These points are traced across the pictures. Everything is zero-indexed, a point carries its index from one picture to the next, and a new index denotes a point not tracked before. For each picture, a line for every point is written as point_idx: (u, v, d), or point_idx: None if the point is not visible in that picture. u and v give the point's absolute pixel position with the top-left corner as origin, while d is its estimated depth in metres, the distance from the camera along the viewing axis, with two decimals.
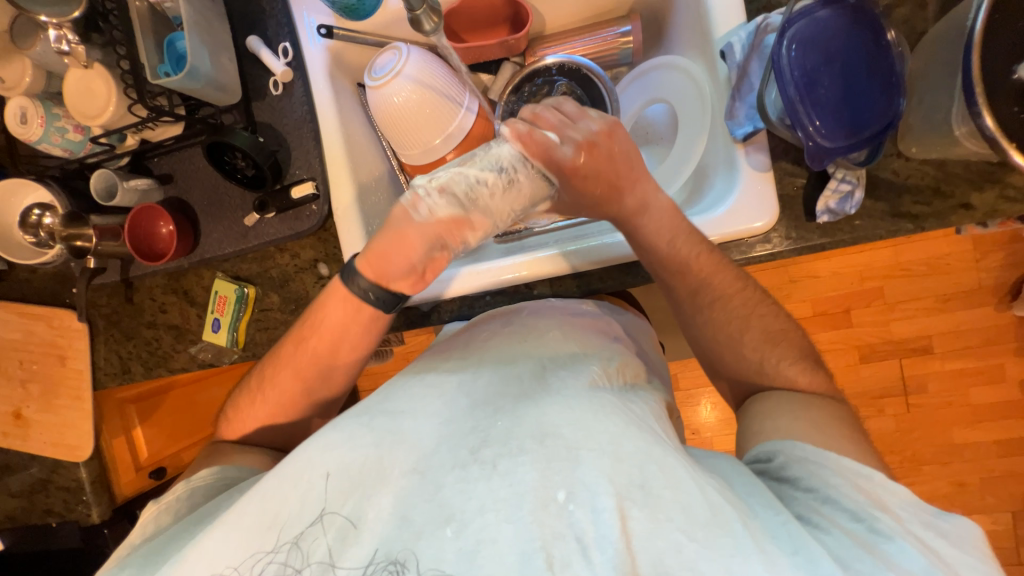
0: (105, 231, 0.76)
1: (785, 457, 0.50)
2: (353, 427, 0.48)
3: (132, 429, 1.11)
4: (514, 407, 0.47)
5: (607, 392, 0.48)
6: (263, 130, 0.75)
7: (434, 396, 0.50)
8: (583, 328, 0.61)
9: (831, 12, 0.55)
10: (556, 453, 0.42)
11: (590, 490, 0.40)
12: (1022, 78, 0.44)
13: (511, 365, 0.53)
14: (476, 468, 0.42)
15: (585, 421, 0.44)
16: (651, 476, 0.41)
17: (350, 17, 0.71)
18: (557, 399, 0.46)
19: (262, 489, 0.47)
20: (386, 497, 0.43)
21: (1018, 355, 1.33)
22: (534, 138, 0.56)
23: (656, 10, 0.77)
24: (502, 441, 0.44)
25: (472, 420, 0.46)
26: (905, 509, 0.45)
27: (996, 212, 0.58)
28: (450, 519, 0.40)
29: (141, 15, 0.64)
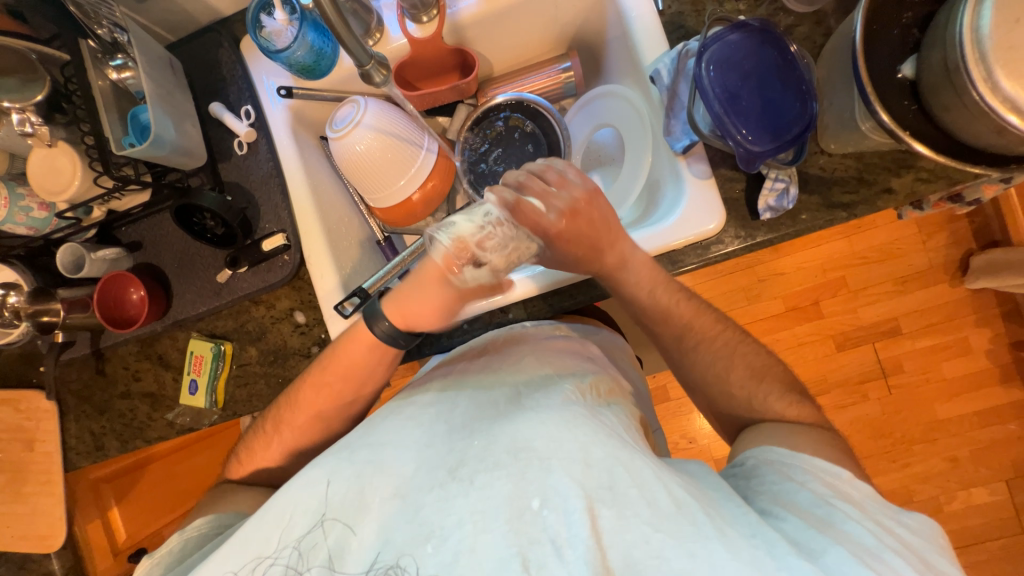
0: (73, 303, 0.76)
1: (758, 459, 0.53)
2: (334, 463, 0.49)
3: (108, 510, 1.05)
4: (488, 427, 0.48)
5: (577, 406, 0.49)
6: (231, 189, 0.77)
7: (409, 425, 0.51)
8: (557, 351, 0.63)
9: (740, 35, 0.62)
10: (529, 466, 0.43)
11: (562, 494, 0.41)
12: (905, 77, 0.50)
13: (487, 390, 0.55)
14: (453, 486, 0.43)
15: (557, 434, 0.45)
16: (619, 477, 0.42)
17: (307, 77, 0.75)
18: (530, 415, 0.47)
19: (247, 530, 0.48)
20: (369, 526, 0.44)
21: (979, 325, 1.40)
22: (522, 209, 0.57)
23: (591, 46, 0.84)
24: (478, 458, 0.45)
25: (450, 444, 0.47)
26: (868, 501, 0.47)
27: (915, 193, 0.64)
28: (430, 535, 0.41)
29: (103, 93, 0.65)
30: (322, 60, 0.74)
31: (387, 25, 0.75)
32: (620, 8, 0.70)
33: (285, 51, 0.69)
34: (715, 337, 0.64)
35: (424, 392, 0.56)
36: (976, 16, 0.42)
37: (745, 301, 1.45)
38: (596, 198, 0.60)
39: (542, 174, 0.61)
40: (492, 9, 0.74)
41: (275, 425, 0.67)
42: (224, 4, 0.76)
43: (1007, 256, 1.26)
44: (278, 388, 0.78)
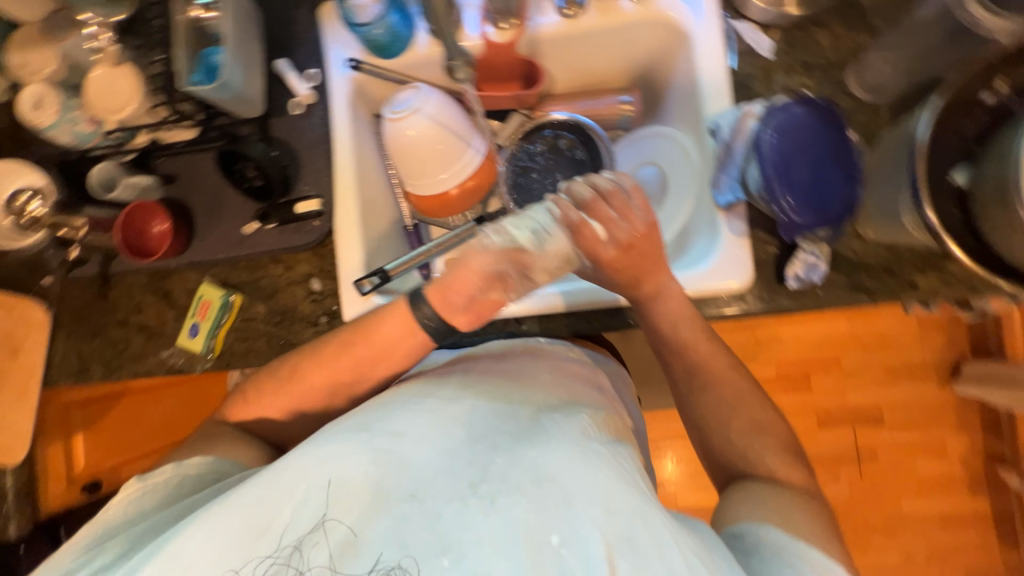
0: (98, 222, 0.77)
1: (758, 537, 0.52)
2: (348, 445, 0.48)
3: (73, 436, 1.01)
4: (512, 446, 0.48)
5: (600, 444, 0.50)
6: (277, 144, 0.77)
7: (428, 422, 0.50)
8: (572, 374, 0.64)
9: (804, 109, 0.64)
10: (553, 499, 0.44)
11: (583, 536, 0.42)
12: (957, 183, 0.53)
13: (507, 401, 0.55)
14: (474, 502, 0.44)
15: (583, 472, 0.46)
16: (639, 530, 0.43)
17: (379, 54, 0.76)
18: (555, 444, 0.48)
19: (251, 497, 0.47)
20: (380, 521, 0.44)
21: (959, 432, 1.42)
22: (583, 231, 0.59)
23: (653, 86, 0.86)
24: (501, 478, 0.45)
25: (470, 454, 0.48)
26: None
27: (937, 294, 0.66)
28: (447, 549, 0.42)
29: (184, 29, 0.67)
30: (398, 42, 0.74)
31: (466, 23, 0.76)
32: (692, 57, 0.72)
33: (365, 26, 0.70)
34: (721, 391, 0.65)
35: (443, 386, 0.56)
36: None
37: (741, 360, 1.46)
38: (655, 232, 0.63)
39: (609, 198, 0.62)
40: (570, 30, 0.76)
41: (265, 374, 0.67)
42: None
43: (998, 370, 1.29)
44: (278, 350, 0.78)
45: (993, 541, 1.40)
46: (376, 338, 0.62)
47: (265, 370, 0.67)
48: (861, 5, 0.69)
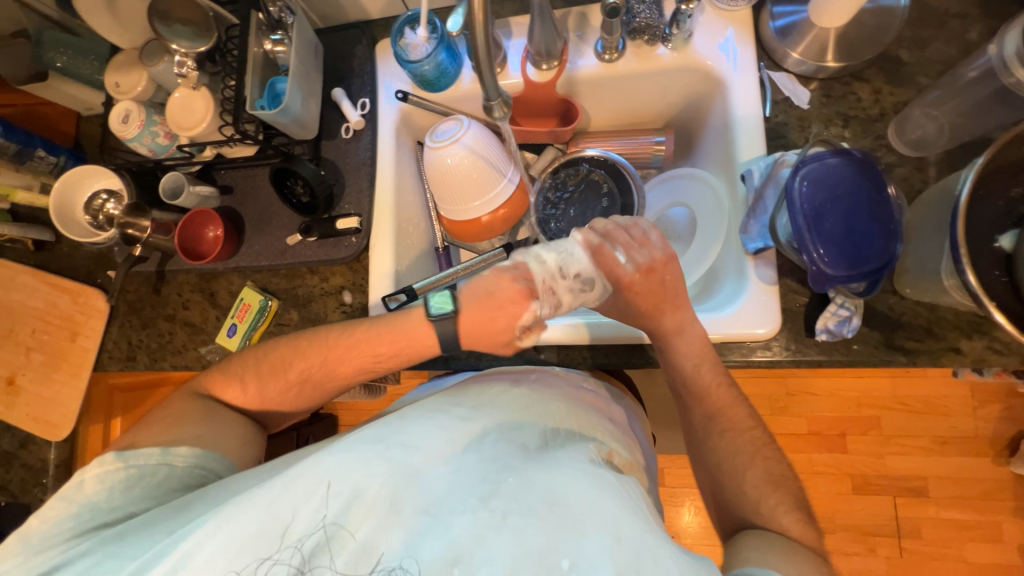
0: (160, 225, 0.83)
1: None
2: (367, 453, 0.49)
3: (112, 418, 1.10)
4: (523, 467, 0.49)
5: (610, 474, 0.50)
6: (326, 164, 0.84)
7: (442, 436, 0.52)
8: (585, 403, 0.63)
9: (840, 160, 0.63)
10: (563, 523, 0.44)
11: (593, 566, 0.41)
12: (1002, 248, 0.51)
13: (520, 426, 0.55)
14: (485, 516, 0.44)
15: (592, 498, 0.46)
16: (648, 567, 0.42)
17: (426, 88, 0.82)
18: (566, 469, 0.49)
19: (264, 497, 0.47)
20: (393, 532, 0.44)
21: (1017, 516, 1.29)
22: (603, 254, 0.62)
23: (688, 129, 0.88)
24: (513, 497, 0.46)
25: (483, 471, 0.48)
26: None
27: (983, 361, 0.62)
28: (458, 560, 0.42)
29: (256, 59, 0.73)
30: (444, 78, 0.80)
31: (509, 62, 0.80)
32: (729, 104, 0.73)
33: (416, 63, 0.75)
34: (738, 441, 0.63)
35: (456, 404, 0.57)
36: None
37: (769, 411, 1.39)
38: (673, 262, 0.65)
39: (628, 228, 0.66)
40: (607, 74, 0.79)
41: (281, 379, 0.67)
42: (374, 8, 0.84)
43: None
44: None
45: None
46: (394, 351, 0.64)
47: (280, 373, 0.67)
48: (903, 61, 0.69)
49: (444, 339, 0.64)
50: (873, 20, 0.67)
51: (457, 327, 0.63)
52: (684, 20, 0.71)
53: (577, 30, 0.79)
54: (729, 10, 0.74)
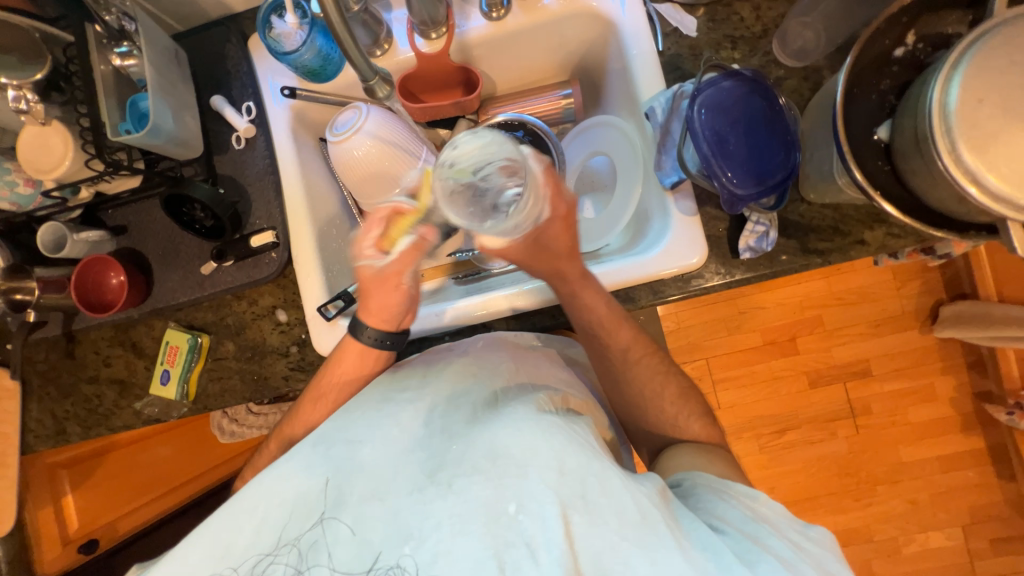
0: (49, 283, 0.75)
1: (691, 482, 0.55)
2: (308, 458, 0.51)
3: (62, 497, 1.00)
4: (467, 432, 0.51)
5: (554, 415, 0.51)
6: (224, 181, 0.77)
7: (389, 423, 0.54)
8: (533, 358, 0.67)
9: (733, 83, 0.65)
10: (506, 471, 0.46)
11: (538, 501, 0.44)
12: (880, 139, 0.54)
13: (464, 396, 0.58)
14: (432, 490, 0.47)
15: (533, 441, 0.47)
16: (590, 487, 0.45)
17: (313, 79, 0.76)
18: (507, 421, 0.49)
19: (217, 528, 0.49)
20: (347, 521, 0.47)
21: (945, 374, 1.45)
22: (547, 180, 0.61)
23: (593, 77, 0.87)
24: (457, 463, 0.48)
25: (429, 448, 0.51)
26: (783, 518, 0.49)
27: (886, 247, 0.67)
28: (407, 537, 0.45)
29: (104, 78, 0.65)
30: (329, 65, 0.74)
31: (395, 37, 0.76)
32: (622, 43, 0.73)
33: (293, 53, 0.69)
34: (646, 367, 0.67)
35: (404, 388, 0.57)
36: (945, 92, 0.45)
37: (725, 332, 1.48)
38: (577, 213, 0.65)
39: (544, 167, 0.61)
40: (499, 32, 0.76)
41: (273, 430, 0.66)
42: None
43: (973, 309, 1.32)
44: (252, 386, 0.78)
45: (992, 476, 1.43)
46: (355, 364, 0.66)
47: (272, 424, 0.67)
48: None
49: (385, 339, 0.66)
50: None
51: (379, 320, 0.65)
52: None
53: None
54: None
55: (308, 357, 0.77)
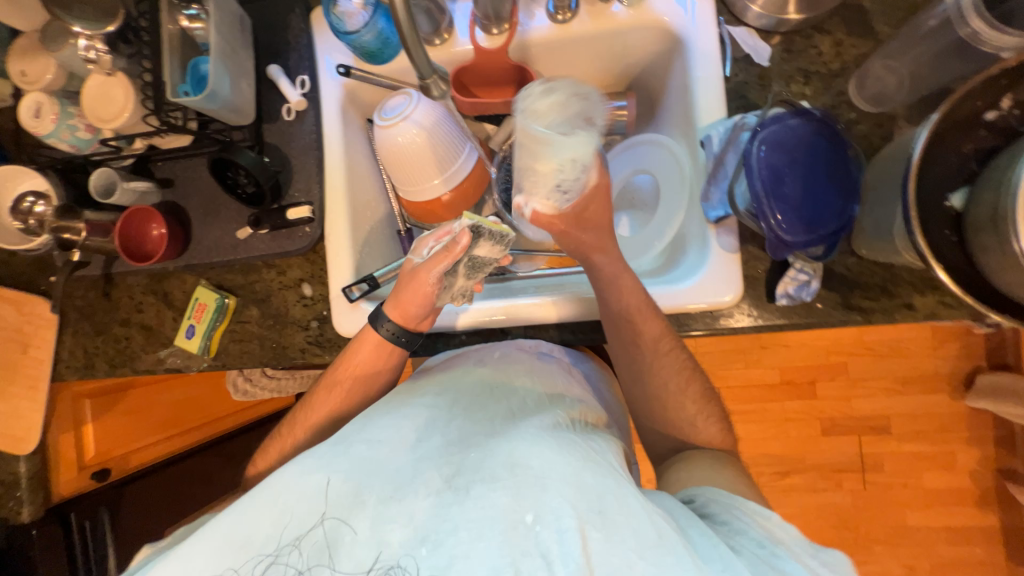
0: (94, 227, 0.77)
1: (705, 497, 0.55)
2: (331, 457, 0.53)
3: (82, 424, 1.03)
4: (485, 443, 0.52)
5: (569, 435, 0.54)
6: (269, 150, 0.78)
7: (407, 426, 0.56)
8: (550, 370, 0.68)
9: (800, 121, 0.61)
10: (525, 482, 0.47)
11: (556, 513, 0.44)
12: (953, 207, 0.51)
13: (484, 408, 0.59)
14: (450, 495, 0.48)
15: (552, 456, 0.49)
16: (608, 503, 0.46)
17: (369, 60, 0.76)
18: (526, 437, 0.51)
19: (241, 514, 0.50)
20: (363, 523, 0.48)
21: (969, 444, 1.38)
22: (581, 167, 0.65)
23: (650, 91, 0.84)
24: (476, 470, 0.49)
25: (445, 454, 0.52)
26: (798, 543, 0.49)
27: (935, 315, 0.64)
28: (425, 540, 0.46)
29: (172, 38, 0.66)
30: (387, 49, 0.74)
31: (457, 27, 0.74)
32: (687, 63, 0.70)
33: (353, 34, 0.69)
34: (671, 360, 0.66)
35: (421, 395, 0.61)
36: None
37: (742, 364, 1.44)
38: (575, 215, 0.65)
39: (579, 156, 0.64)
40: (562, 35, 0.74)
41: (294, 425, 0.69)
42: None
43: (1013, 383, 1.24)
44: (271, 353, 0.80)
45: (1000, 556, 1.37)
46: (365, 357, 0.68)
47: (290, 420, 0.69)
48: (866, 9, 0.66)
49: (404, 338, 0.68)
50: None
51: (399, 316, 0.67)
52: None
53: None
54: None
55: (327, 333, 0.78)
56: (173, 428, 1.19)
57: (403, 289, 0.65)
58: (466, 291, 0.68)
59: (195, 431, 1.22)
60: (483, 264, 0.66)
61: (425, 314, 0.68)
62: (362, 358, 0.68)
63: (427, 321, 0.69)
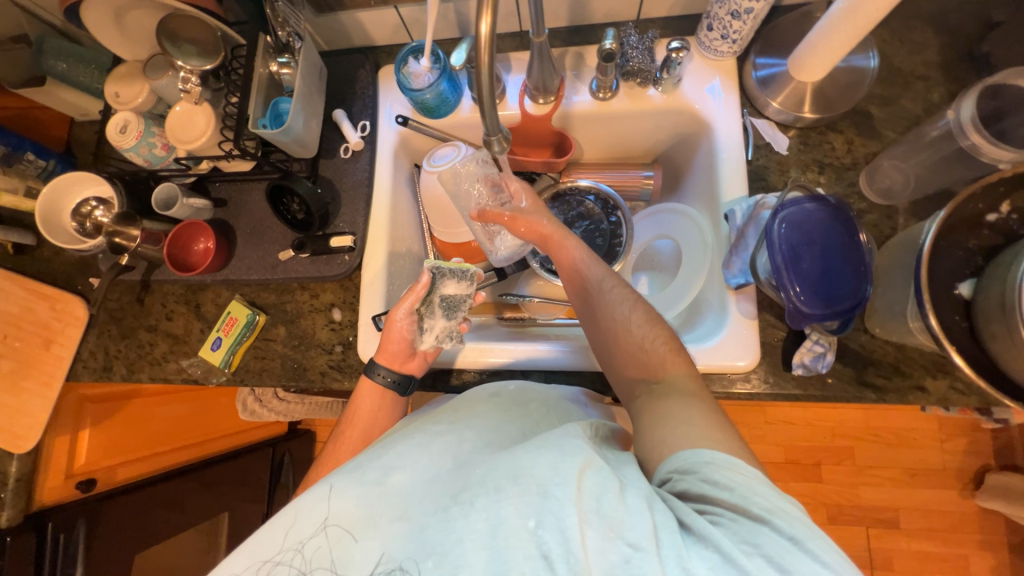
0: (149, 235, 0.82)
1: (672, 471, 0.49)
2: (343, 481, 0.52)
3: (79, 430, 1.01)
4: (492, 456, 0.52)
5: (574, 436, 0.52)
6: (323, 183, 0.85)
7: (423, 454, 0.55)
8: (569, 406, 0.67)
9: (816, 206, 0.67)
10: (528, 491, 0.46)
11: (558, 517, 0.43)
12: (962, 294, 0.55)
13: (498, 430, 0.59)
14: (455, 509, 0.47)
15: (557, 462, 0.47)
16: (608, 501, 0.44)
17: (426, 114, 0.84)
18: (531, 447, 0.50)
19: (259, 539, 0.51)
20: (374, 541, 0.48)
21: (983, 549, 1.32)
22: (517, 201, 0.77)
23: (675, 166, 0.92)
24: (481, 485, 0.48)
25: (458, 474, 0.52)
26: (758, 483, 0.45)
27: (947, 399, 0.65)
28: (432, 552, 0.45)
29: (261, 79, 0.74)
30: (444, 106, 0.82)
31: (507, 94, 0.83)
32: (713, 146, 0.78)
33: (418, 91, 0.77)
34: (619, 294, 0.67)
35: (435, 422, 0.61)
36: None
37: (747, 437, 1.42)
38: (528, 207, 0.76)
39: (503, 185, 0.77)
40: (601, 111, 0.82)
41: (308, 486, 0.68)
42: (380, 35, 0.88)
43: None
44: (291, 372, 0.81)
45: None
46: (370, 404, 0.73)
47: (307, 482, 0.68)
48: (874, 115, 0.75)
49: (400, 384, 0.73)
50: (845, 78, 0.73)
51: (387, 359, 0.73)
52: (674, 67, 0.75)
53: (574, 69, 0.83)
54: (716, 60, 0.78)
55: (349, 359, 0.80)
56: (164, 444, 1.17)
57: (383, 338, 0.73)
58: (449, 332, 0.75)
59: (184, 449, 1.20)
60: (456, 302, 0.75)
61: (410, 356, 0.74)
62: (363, 408, 0.73)
63: (415, 363, 0.75)
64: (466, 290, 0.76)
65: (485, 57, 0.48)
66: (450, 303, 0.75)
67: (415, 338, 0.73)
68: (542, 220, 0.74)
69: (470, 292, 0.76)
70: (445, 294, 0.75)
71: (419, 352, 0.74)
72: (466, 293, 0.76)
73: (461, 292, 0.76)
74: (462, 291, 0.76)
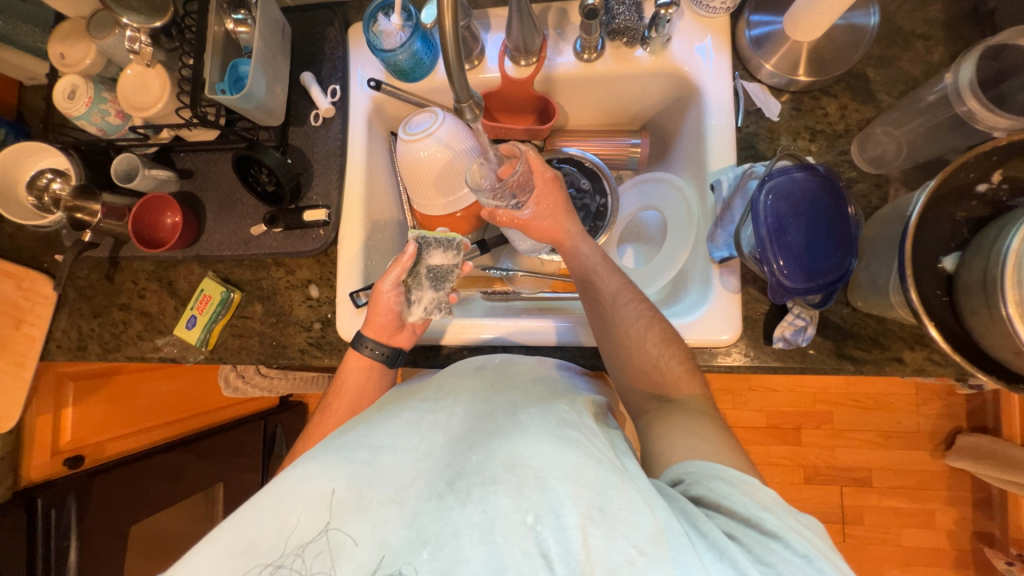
0: (111, 210, 0.78)
1: (689, 476, 0.52)
2: (332, 461, 0.51)
3: (62, 407, 1.01)
4: (488, 442, 0.51)
5: (572, 426, 0.52)
6: (293, 153, 0.80)
7: None
8: (557, 377, 0.67)
9: (805, 175, 0.64)
10: (526, 482, 0.46)
11: (556, 511, 0.44)
12: (945, 268, 0.53)
13: (487, 404, 0.58)
14: (450, 497, 0.47)
15: (553, 453, 0.48)
16: (610, 499, 0.44)
17: (400, 77, 0.79)
18: (526, 435, 0.50)
19: (241, 520, 0.49)
20: (364, 524, 0.46)
21: (949, 504, 1.39)
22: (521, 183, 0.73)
23: (664, 132, 0.88)
24: (476, 472, 0.48)
25: (450, 455, 0.51)
26: (776, 507, 0.48)
27: (923, 371, 0.66)
28: (426, 543, 0.45)
29: (215, 39, 0.69)
30: (419, 68, 0.77)
31: (487, 55, 0.78)
32: (702, 113, 0.74)
33: (389, 52, 0.71)
34: (633, 310, 0.67)
35: (421, 396, 0.61)
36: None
37: (731, 403, 1.46)
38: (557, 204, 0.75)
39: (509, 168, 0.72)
40: (586, 74, 0.78)
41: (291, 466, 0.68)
42: None
43: (992, 446, 1.25)
44: (270, 351, 0.80)
45: None
46: (354, 385, 0.71)
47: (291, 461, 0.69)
48: (870, 78, 0.71)
49: (382, 359, 0.72)
50: (843, 37, 0.69)
51: (374, 332, 0.72)
52: (662, 25, 0.69)
53: (557, 27, 0.77)
54: (708, 17, 0.73)
55: (328, 337, 0.79)
56: (153, 420, 1.17)
57: (370, 310, 0.71)
58: (437, 303, 0.73)
59: (170, 424, 1.20)
60: (444, 274, 0.74)
61: (397, 330, 0.73)
62: (350, 382, 0.72)
63: (402, 336, 0.73)
64: (455, 260, 0.74)
65: (444, 18, 0.46)
66: (438, 275, 0.73)
67: (403, 310, 0.72)
68: (558, 224, 0.75)
69: (459, 264, 0.75)
70: (433, 265, 0.73)
71: (406, 325, 0.73)
72: (456, 264, 0.74)
73: (450, 262, 0.74)
74: (450, 262, 0.74)
